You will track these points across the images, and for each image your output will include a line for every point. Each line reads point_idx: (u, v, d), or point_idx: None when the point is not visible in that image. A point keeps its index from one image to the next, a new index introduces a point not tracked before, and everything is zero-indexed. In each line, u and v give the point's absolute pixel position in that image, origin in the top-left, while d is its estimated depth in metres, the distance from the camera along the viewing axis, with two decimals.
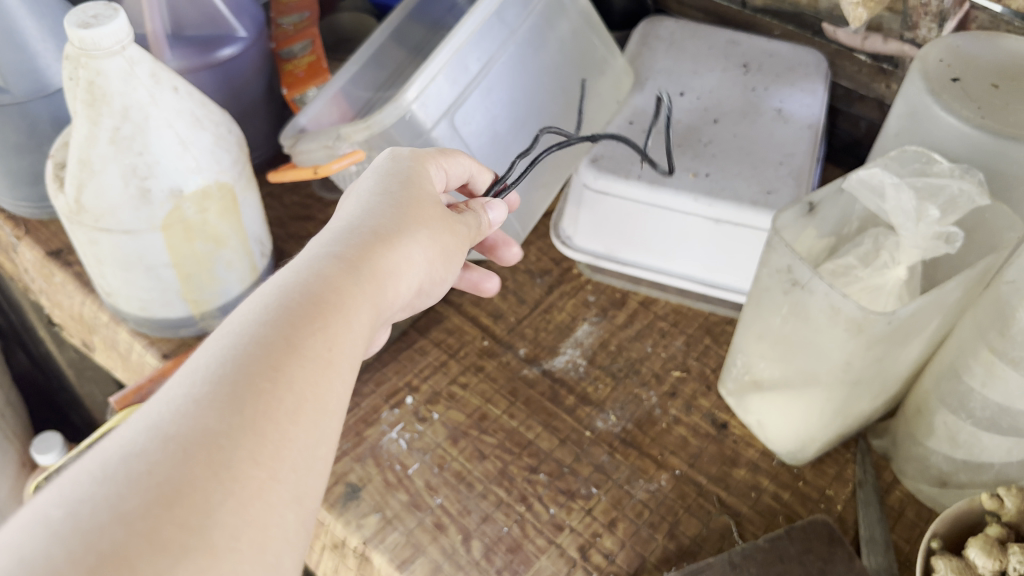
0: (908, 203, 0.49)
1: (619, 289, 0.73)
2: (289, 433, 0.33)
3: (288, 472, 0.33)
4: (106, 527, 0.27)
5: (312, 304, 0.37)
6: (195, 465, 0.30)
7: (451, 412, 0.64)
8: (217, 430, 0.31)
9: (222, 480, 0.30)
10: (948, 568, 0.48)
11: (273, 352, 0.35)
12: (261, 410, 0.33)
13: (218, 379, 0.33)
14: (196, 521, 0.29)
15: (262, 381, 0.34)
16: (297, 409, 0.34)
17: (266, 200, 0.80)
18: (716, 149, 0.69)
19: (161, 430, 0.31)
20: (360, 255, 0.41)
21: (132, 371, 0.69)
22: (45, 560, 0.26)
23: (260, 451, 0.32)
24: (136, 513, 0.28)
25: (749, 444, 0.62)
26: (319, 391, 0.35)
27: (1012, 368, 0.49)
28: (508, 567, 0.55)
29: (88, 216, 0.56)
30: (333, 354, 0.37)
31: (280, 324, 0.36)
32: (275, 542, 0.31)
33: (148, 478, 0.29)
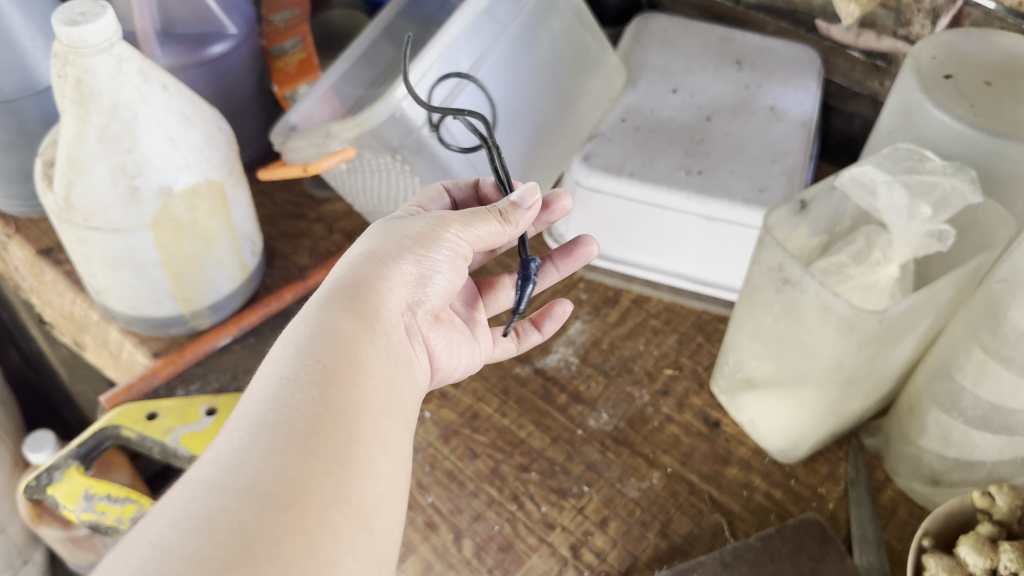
0: (899, 201, 0.49)
1: (612, 286, 0.73)
2: (310, 442, 0.34)
3: (322, 475, 0.33)
4: (150, 563, 0.29)
5: (314, 338, 0.39)
6: (223, 494, 0.31)
7: (442, 411, 0.63)
8: (238, 461, 0.33)
9: (250, 498, 0.31)
10: (940, 566, 0.48)
11: (284, 386, 0.36)
12: (277, 433, 0.34)
13: (238, 429, 0.35)
14: (234, 536, 0.30)
15: (274, 413, 0.35)
16: (314, 422, 0.35)
17: (258, 197, 0.79)
18: (709, 147, 0.68)
19: (192, 480, 0.33)
20: (357, 289, 0.42)
21: (123, 370, 0.69)
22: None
23: (285, 463, 0.33)
24: (176, 546, 0.29)
25: (741, 442, 0.62)
26: (334, 402, 0.36)
27: (1004, 367, 0.49)
28: (499, 566, 0.54)
29: (77, 215, 0.55)
30: (341, 372, 0.38)
31: (286, 364, 0.38)
32: (324, 540, 0.31)
33: (183, 518, 0.31)
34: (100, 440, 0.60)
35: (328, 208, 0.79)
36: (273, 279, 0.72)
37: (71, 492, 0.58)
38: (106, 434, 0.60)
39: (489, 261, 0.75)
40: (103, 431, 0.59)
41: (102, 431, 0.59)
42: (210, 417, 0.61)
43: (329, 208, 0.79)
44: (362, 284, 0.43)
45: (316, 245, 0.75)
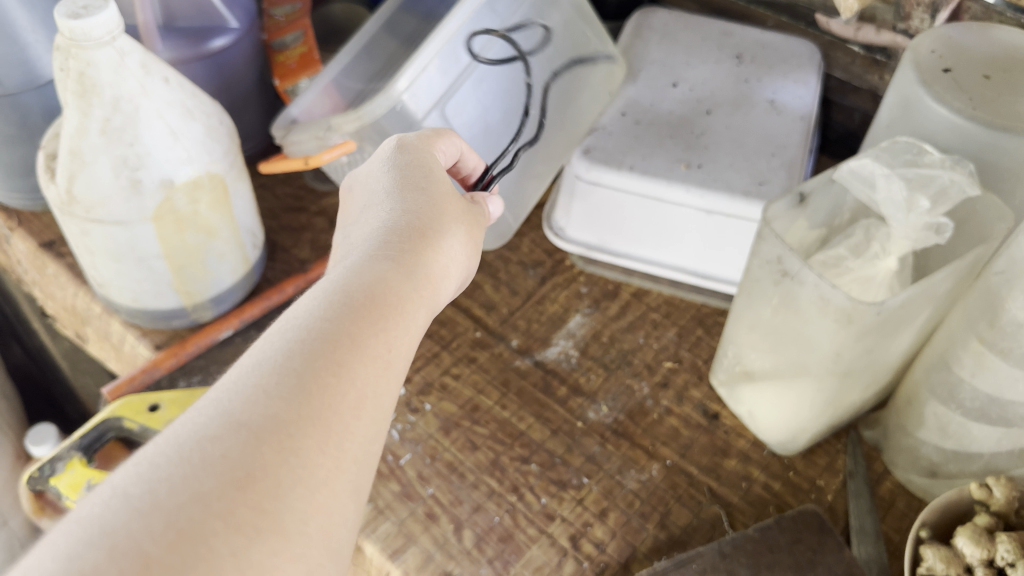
0: (898, 194, 0.49)
1: (612, 280, 0.73)
2: (352, 424, 0.35)
3: (351, 463, 0.35)
4: (186, 506, 0.30)
5: (367, 303, 0.39)
6: (265, 450, 0.32)
7: (442, 403, 0.64)
8: (287, 418, 0.33)
9: (278, 457, 0.32)
10: (937, 557, 0.48)
11: (336, 340, 0.37)
12: (327, 401, 0.35)
13: (276, 363, 0.35)
14: (270, 505, 0.31)
15: (327, 375, 0.35)
16: (359, 404, 0.36)
17: (259, 191, 0.80)
18: (709, 140, 0.69)
19: (234, 416, 0.33)
20: (405, 251, 0.43)
21: (125, 363, 0.69)
22: (127, 532, 0.29)
23: (327, 440, 0.34)
24: (213, 495, 0.30)
25: (740, 434, 0.62)
26: (377, 387, 0.37)
27: (1001, 359, 0.50)
28: (499, 557, 0.55)
29: (80, 207, 0.56)
30: (390, 352, 0.39)
31: (331, 317, 0.38)
32: (339, 529, 0.34)
33: (222, 462, 0.31)
34: (103, 432, 0.60)
35: (329, 202, 0.79)
36: (274, 272, 0.72)
37: (74, 484, 0.58)
38: (109, 426, 0.60)
39: (489, 255, 0.75)
40: (106, 422, 0.60)
41: (105, 423, 0.60)
42: None
43: (331, 202, 0.79)
44: (410, 244, 0.43)
45: (317, 239, 0.75)
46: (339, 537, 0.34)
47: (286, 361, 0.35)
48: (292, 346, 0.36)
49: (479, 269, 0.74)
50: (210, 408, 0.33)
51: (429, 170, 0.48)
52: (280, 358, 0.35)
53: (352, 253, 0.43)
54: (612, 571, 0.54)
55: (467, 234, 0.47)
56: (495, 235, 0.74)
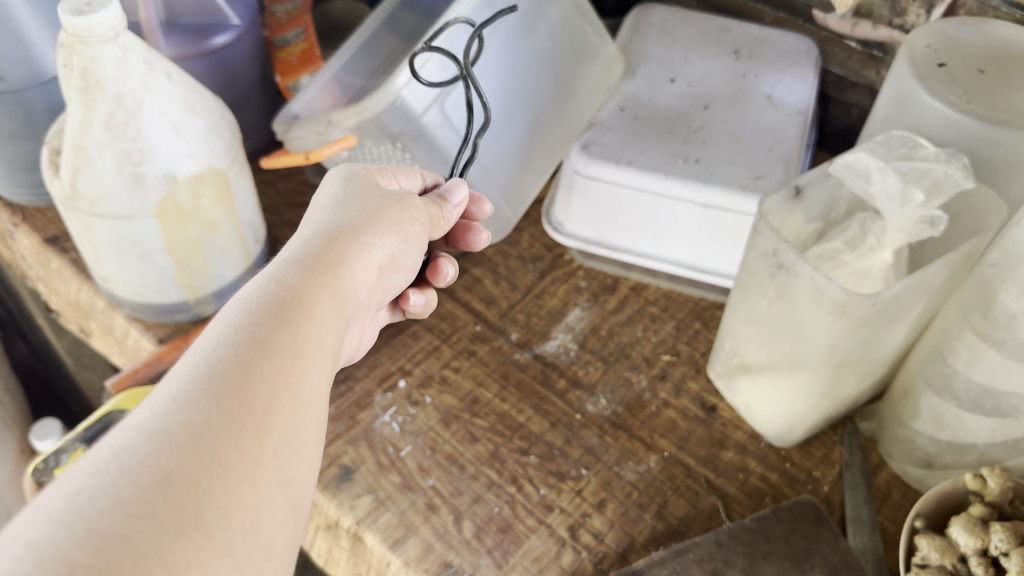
0: (893, 187, 0.50)
1: (610, 274, 0.74)
2: (269, 420, 0.35)
3: (271, 457, 0.34)
4: (106, 512, 0.29)
5: (284, 302, 0.39)
6: (181, 453, 0.32)
7: (442, 396, 0.64)
8: (200, 421, 0.33)
9: (192, 454, 0.32)
10: (931, 547, 0.48)
11: (249, 341, 0.37)
12: (240, 401, 0.35)
13: (189, 373, 0.35)
14: (187, 504, 0.31)
15: (238, 376, 0.35)
16: (274, 398, 0.36)
17: (260, 187, 0.80)
18: (706, 135, 0.69)
19: (148, 426, 0.33)
20: (324, 259, 0.42)
21: (128, 356, 0.70)
22: (52, 545, 0.28)
23: (243, 438, 0.34)
24: (133, 498, 0.30)
25: (737, 426, 0.63)
26: (294, 379, 0.37)
27: (994, 349, 0.50)
28: (498, 547, 0.55)
29: (83, 202, 0.56)
30: (302, 344, 0.38)
31: (244, 320, 0.38)
32: (265, 523, 0.33)
33: (138, 468, 0.31)
34: (107, 424, 0.61)
35: None
36: None
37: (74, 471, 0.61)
38: (112, 418, 0.61)
39: (489, 249, 0.76)
40: (109, 415, 0.60)
41: (108, 415, 0.60)
42: None
43: None
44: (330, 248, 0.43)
45: None
46: (268, 532, 0.33)
47: (198, 371, 0.35)
48: (203, 355, 0.36)
49: (480, 263, 0.75)
50: (124, 425, 0.33)
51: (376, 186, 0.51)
52: (193, 368, 0.35)
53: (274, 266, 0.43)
54: (610, 561, 0.55)
55: (394, 233, 0.47)
56: (493, 228, 0.75)
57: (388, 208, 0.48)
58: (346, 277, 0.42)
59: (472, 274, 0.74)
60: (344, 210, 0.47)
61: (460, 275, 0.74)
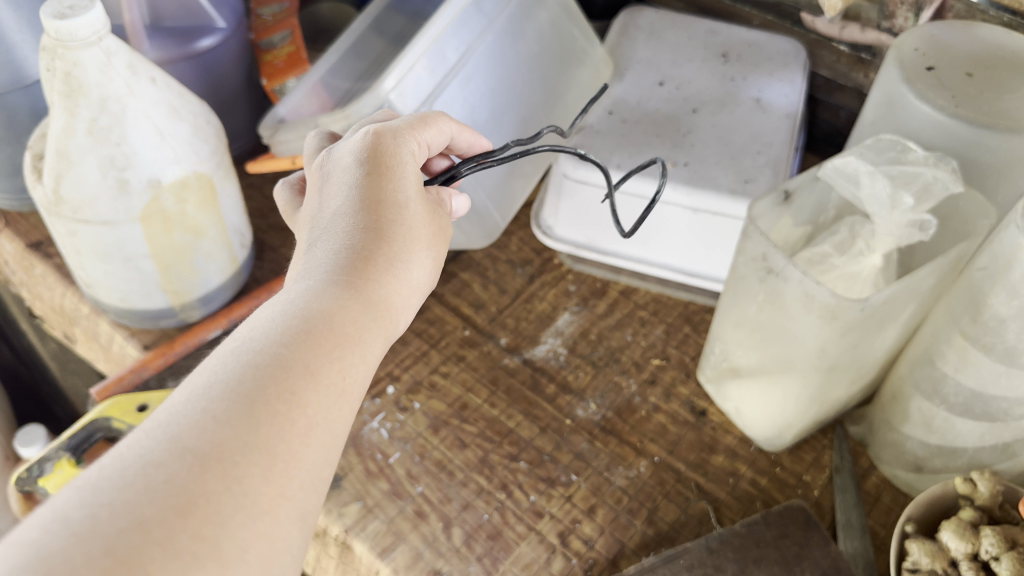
0: (882, 191, 0.49)
1: (600, 278, 0.73)
2: (301, 452, 0.34)
3: (297, 490, 0.34)
4: (124, 532, 0.29)
5: (328, 328, 0.38)
6: (209, 478, 0.31)
7: (431, 402, 0.64)
8: (233, 446, 0.32)
9: (218, 483, 0.31)
10: (922, 552, 0.48)
11: (290, 365, 0.36)
12: (276, 429, 0.34)
13: (227, 387, 0.34)
14: (208, 534, 0.30)
15: (278, 402, 0.34)
16: (310, 430, 0.35)
17: (246, 191, 0.80)
18: (695, 139, 0.69)
19: (181, 442, 0.32)
20: (365, 269, 0.40)
21: (113, 363, 0.69)
22: (64, 559, 0.28)
23: (273, 469, 0.33)
24: (153, 521, 0.29)
25: (728, 431, 0.63)
26: (331, 412, 0.36)
27: (984, 354, 0.50)
28: (488, 554, 0.55)
29: (67, 207, 0.55)
30: (340, 377, 0.37)
31: (288, 339, 0.36)
32: (281, 556, 0.33)
33: (164, 488, 0.30)
34: (91, 432, 0.59)
35: None
36: (263, 272, 0.72)
37: (62, 483, 0.57)
38: (97, 426, 0.59)
39: (478, 253, 0.76)
40: (95, 423, 0.59)
41: (93, 423, 0.59)
42: None
43: None
44: (372, 259, 0.41)
45: None
46: (281, 566, 0.33)
47: (236, 387, 0.34)
48: (241, 370, 0.35)
49: (468, 268, 0.74)
50: (156, 430, 0.32)
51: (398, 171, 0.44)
52: (229, 380, 0.34)
53: (313, 264, 0.41)
54: (600, 568, 0.55)
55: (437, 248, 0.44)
56: (482, 234, 0.74)
57: (431, 221, 0.45)
58: (391, 299, 0.41)
59: (460, 279, 0.73)
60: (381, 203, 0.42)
61: (448, 279, 0.73)
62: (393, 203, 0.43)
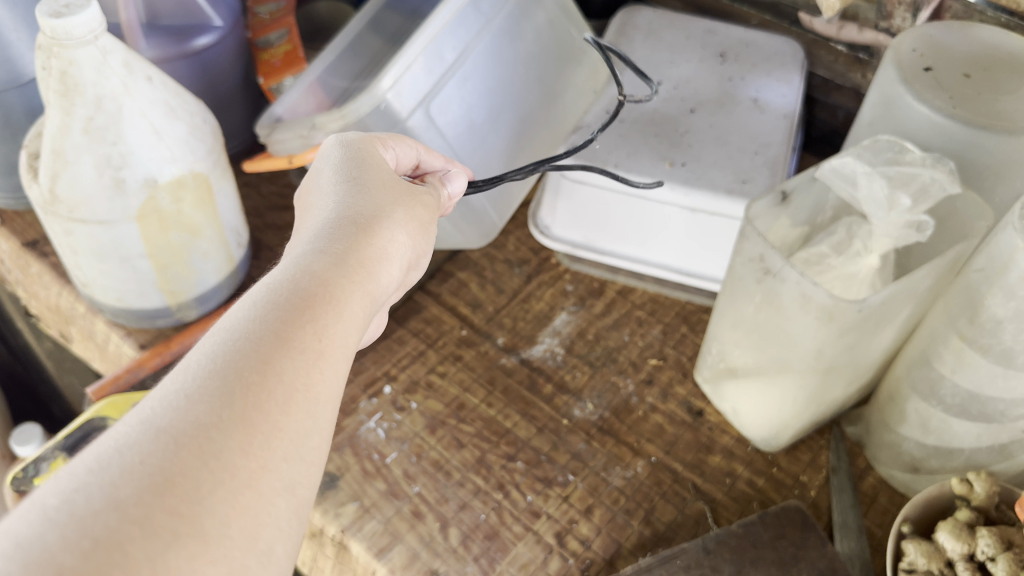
0: (880, 192, 0.50)
1: (597, 278, 0.73)
2: (280, 423, 0.34)
3: (278, 462, 0.33)
4: (101, 514, 0.29)
5: (301, 299, 0.37)
6: (185, 455, 0.31)
7: (429, 402, 0.64)
8: (209, 422, 0.32)
9: (195, 459, 0.31)
10: (918, 552, 0.48)
11: (264, 339, 0.35)
12: (252, 402, 0.34)
13: (203, 367, 0.34)
14: (187, 510, 0.30)
15: (252, 376, 0.34)
16: (288, 400, 0.35)
17: (243, 189, 0.80)
18: (693, 139, 0.69)
19: (156, 423, 0.32)
20: (339, 246, 0.40)
21: (109, 362, 0.69)
22: (42, 545, 0.27)
23: (251, 442, 0.33)
24: (130, 500, 0.29)
25: (724, 431, 0.63)
26: (310, 380, 0.36)
27: (980, 355, 0.50)
28: (485, 554, 0.55)
29: (63, 206, 0.55)
30: (318, 344, 0.37)
31: (261, 315, 0.36)
32: (265, 530, 0.32)
33: (140, 468, 0.30)
34: (87, 431, 0.59)
35: None
36: (260, 271, 0.72)
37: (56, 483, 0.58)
38: (92, 425, 0.59)
39: (475, 253, 0.76)
40: (90, 422, 0.59)
41: (89, 422, 0.59)
42: None
43: None
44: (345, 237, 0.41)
45: None
46: (268, 540, 0.32)
47: (211, 367, 0.34)
48: (215, 349, 0.35)
49: (466, 267, 0.74)
50: (133, 416, 0.32)
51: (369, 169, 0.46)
52: (205, 361, 0.34)
53: (291, 251, 0.41)
54: (597, 568, 0.55)
55: (412, 223, 0.45)
56: (479, 233, 0.74)
57: (399, 199, 0.45)
58: (367, 268, 0.41)
59: (458, 278, 0.73)
60: (354, 191, 0.44)
61: (445, 279, 0.73)
62: (357, 187, 0.44)
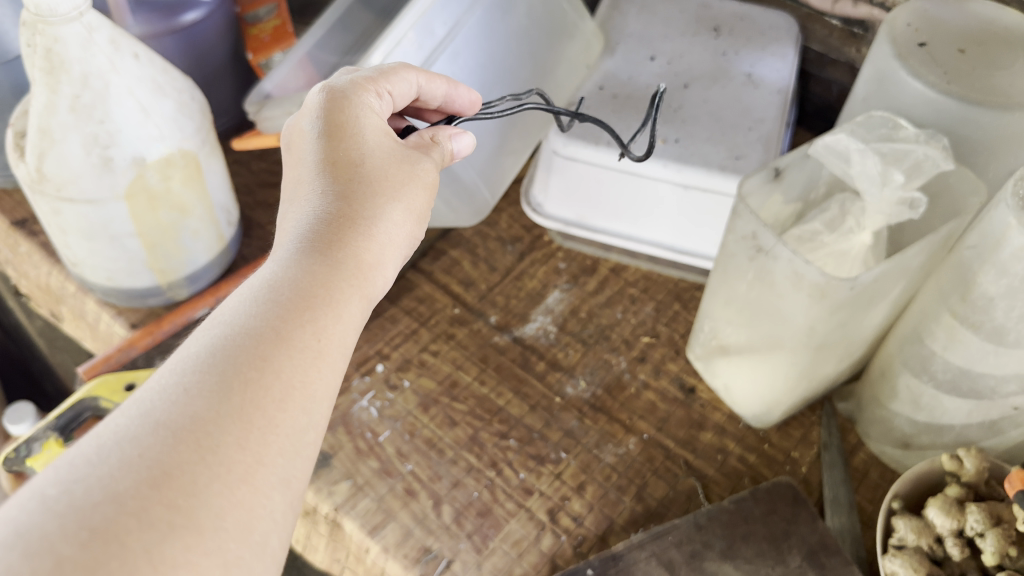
0: (873, 168, 0.50)
1: (590, 256, 0.73)
2: (276, 419, 0.34)
3: (275, 457, 0.33)
4: (99, 504, 0.29)
5: (299, 295, 0.37)
6: (183, 448, 0.31)
7: (421, 380, 0.64)
8: (207, 417, 0.32)
9: (193, 452, 0.31)
10: (908, 528, 0.49)
11: (262, 334, 0.35)
12: (250, 397, 0.33)
13: (201, 359, 0.34)
14: (184, 503, 0.30)
15: (249, 371, 0.34)
16: (285, 397, 0.34)
17: (233, 166, 0.79)
18: (686, 114, 0.68)
19: (155, 414, 0.32)
20: (334, 237, 0.40)
21: (101, 341, 0.69)
22: (41, 534, 0.27)
23: (248, 436, 0.33)
24: (128, 492, 0.29)
25: (716, 408, 0.63)
26: (307, 376, 0.36)
27: (972, 332, 0.50)
28: (478, 531, 0.55)
29: (50, 185, 0.55)
30: (315, 342, 0.37)
31: (260, 311, 0.36)
32: (261, 523, 0.32)
33: (138, 461, 0.30)
34: (80, 412, 0.58)
35: None
36: (251, 249, 0.71)
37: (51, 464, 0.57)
38: (85, 406, 0.58)
39: (467, 230, 0.75)
40: (82, 402, 0.58)
41: (81, 402, 0.58)
42: None
43: None
44: (340, 228, 0.40)
45: None
46: (262, 532, 0.32)
47: (209, 360, 0.34)
48: (213, 343, 0.35)
49: (458, 245, 0.74)
50: (131, 408, 0.32)
51: (359, 131, 0.44)
52: (202, 354, 0.34)
53: (287, 238, 0.40)
54: (589, 544, 0.55)
55: (410, 209, 0.44)
56: (471, 211, 0.73)
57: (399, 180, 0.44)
58: (364, 262, 0.40)
59: (450, 256, 0.73)
60: (349, 171, 0.43)
61: (438, 257, 0.73)
62: (351, 166, 0.43)
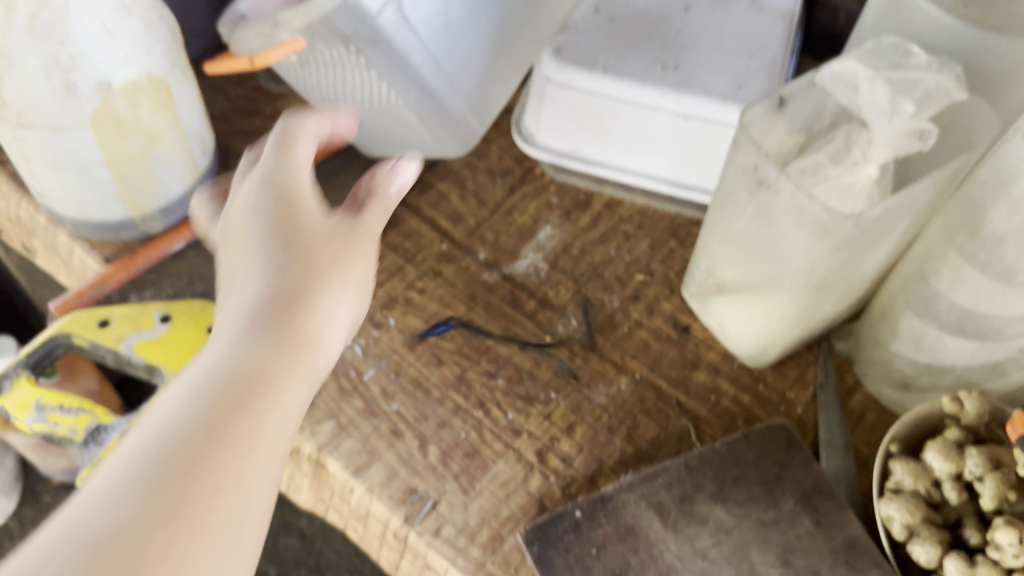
0: (881, 98, 0.46)
1: (583, 190, 0.71)
2: (316, 352, 0.36)
3: (310, 386, 0.35)
4: (192, 445, 0.29)
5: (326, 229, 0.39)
6: (252, 394, 0.32)
7: (407, 318, 0.62)
8: (266, 359, 0.33)
9: (260, 397, 0.32)
10: (905, 472, 0.48)
11: (302, 265, 0.37)
12: (300, 334, 0.35)
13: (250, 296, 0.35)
14: (259, 443, 0.31)
15: (296, 309, 0.35)
16: (323, 331, 0.36)
17: (210, 93, 0.75)
18: (686, 40, 0.65)
19: (209, 378, 0.32)
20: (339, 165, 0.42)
21: (75, 276, 0.66)
22: (150, 479, 0.28)
23: (297, 371, 0.34)
24: (217, 437, 0.30)
25: (711, 347, 0.61)
26: (338, 311, 0.38)
27: (980, 272, 0.48)
28: (464, 473, 0.54)
29: (10, 111, 0.51)
30: (348, 277, 0.38)
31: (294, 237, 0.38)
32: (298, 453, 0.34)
33: (214, 403, 0.31)
34: (52, 348, 0.55)
35: (284, 104, 0.76)
36: None
37: (25, 404, 0.54)
38: (57, 342, 0.55)
39: (456, 162, 0.73)
40: (53, 339, 0.55)
41: (53, 338, 0.55)
42: (166, 325, 0.57)
43: (286, 104, 0.76)
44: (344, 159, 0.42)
45: None
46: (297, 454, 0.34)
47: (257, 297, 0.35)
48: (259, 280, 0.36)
49: (446, 178, 0.71)
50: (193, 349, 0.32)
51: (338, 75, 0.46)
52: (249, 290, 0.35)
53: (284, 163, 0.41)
54: (578, 485, 0.54)
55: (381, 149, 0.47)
56: (459, 145, 0.67)
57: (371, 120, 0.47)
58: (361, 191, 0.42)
59: (438, 190, 0.71)
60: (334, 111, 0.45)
61: (425, 190, 0.70)
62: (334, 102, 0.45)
